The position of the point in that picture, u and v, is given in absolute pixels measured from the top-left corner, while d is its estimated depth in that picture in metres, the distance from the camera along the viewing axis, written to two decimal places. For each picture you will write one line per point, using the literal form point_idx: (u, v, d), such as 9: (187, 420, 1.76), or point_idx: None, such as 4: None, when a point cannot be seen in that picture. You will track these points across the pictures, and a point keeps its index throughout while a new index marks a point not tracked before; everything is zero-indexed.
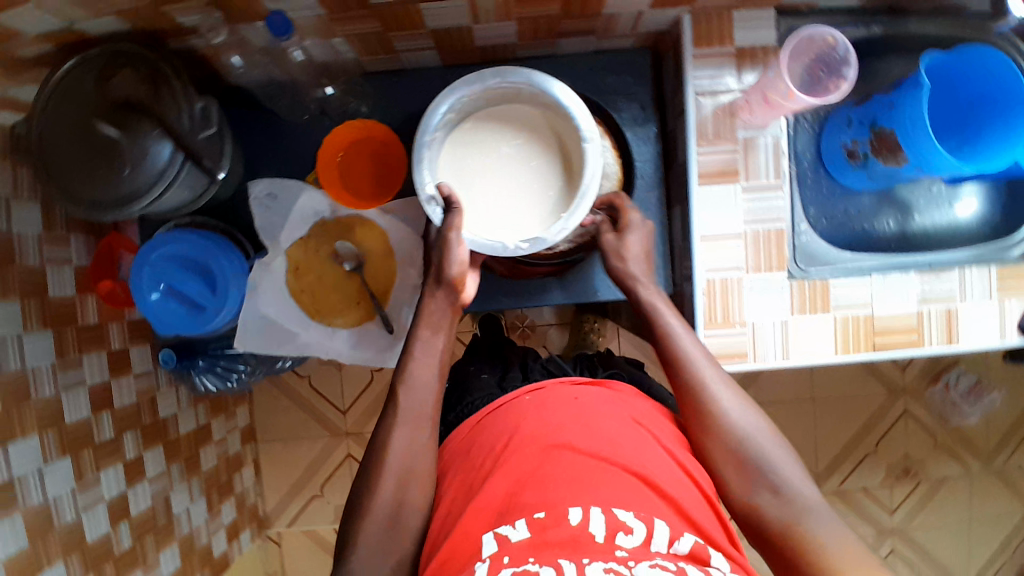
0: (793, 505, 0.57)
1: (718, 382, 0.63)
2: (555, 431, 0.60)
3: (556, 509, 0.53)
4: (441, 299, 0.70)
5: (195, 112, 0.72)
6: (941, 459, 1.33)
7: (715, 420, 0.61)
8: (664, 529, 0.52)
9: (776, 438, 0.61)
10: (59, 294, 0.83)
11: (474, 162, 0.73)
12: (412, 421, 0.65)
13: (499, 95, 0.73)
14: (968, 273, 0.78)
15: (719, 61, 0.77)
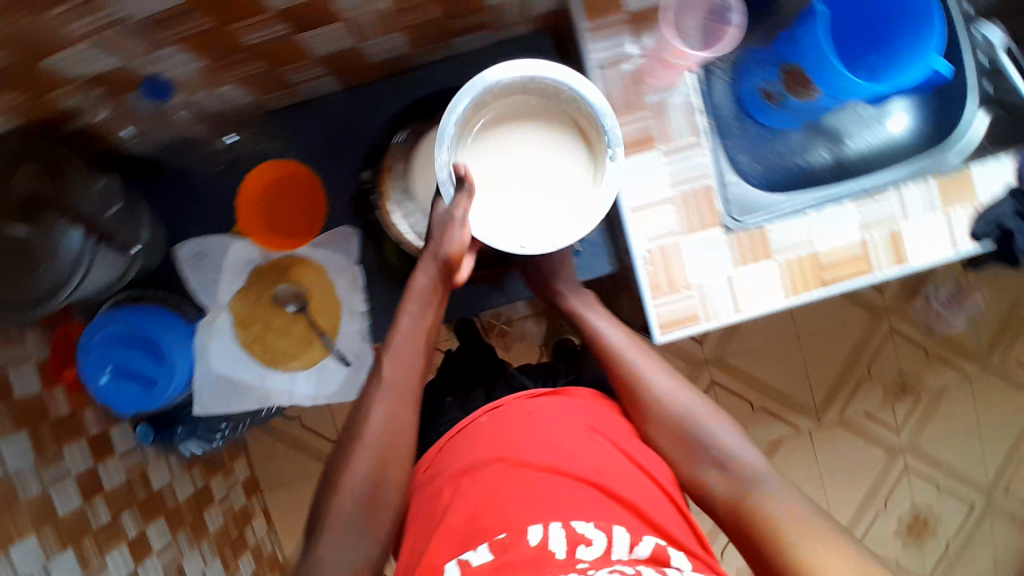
0: (739, 475, 0.58)
1: (652, 370, 0.65)
2: (509, 448, 0.60)
3: (516, 528, 0.53)
4: (428, 273, 0.66)
5: (97, 191, 0.70)
6: (937, 370, 1.32)
7: (653, 407, 0.63)
8: (624, 534, 0.53)
9: (716, 415, 0.63)
10: (25, 392, 0.83)
11: (504, 150, 0.67)
12: (394, 400, 0.63)
13: (549, 92, 0.66)
14: (906, 192, 0.77)
15: (616, 28, 0.75)
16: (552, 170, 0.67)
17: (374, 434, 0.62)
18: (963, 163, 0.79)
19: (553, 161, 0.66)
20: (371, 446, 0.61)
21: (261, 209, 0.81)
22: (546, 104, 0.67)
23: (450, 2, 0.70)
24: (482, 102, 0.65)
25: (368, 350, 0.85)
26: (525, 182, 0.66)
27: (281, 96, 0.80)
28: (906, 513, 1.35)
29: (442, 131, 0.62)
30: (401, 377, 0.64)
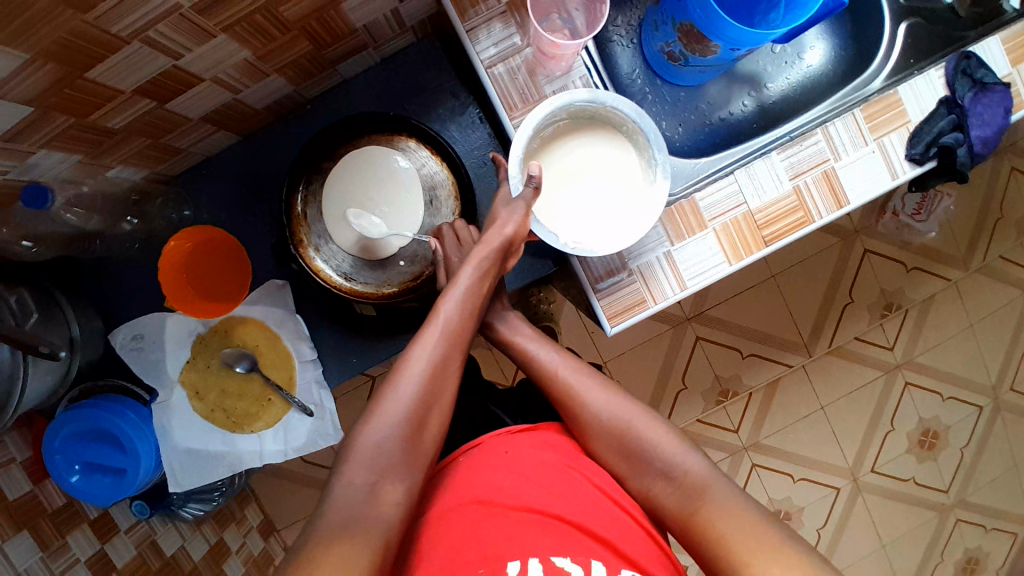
0: (685, 483, 0.59)
1: (591, 387, 0.65)
2: (477, 485, 0.58)
3: (493, 566, 0.51)
4: (499, 228, 0.67)
5: (14, 304, 0.69)
6: (919, 281, 1.30)
7: (592, 424, 0.64)
8: (602, 569, 0.52)
9: (658, 424, 0.63)
10: (16, 493, 0.84)
11: (571, 161, 0.69)
12: (454, 342, 0.63)
13: (617, 120, 0.69)
14: (830, 127, 0.73)
15: (495, 24, 0.71)
16: (605, 188, 0.69)
17: (420, 373, 0.60)
18: (887, 84, 0.75)
19: (611, 178, 0.69)
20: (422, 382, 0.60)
21: (187, 278, 0.79)
22: (611, 130, 0.70)
23: (314, 32, 0.67)
24: (557, 117, 0.69)
25: (328, 396, 0.84)
26: (582, 195, 0.69)
27: (178, 161, 0.78)
28: (916, 429, 1.34)
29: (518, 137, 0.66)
30: (456, 320, 0.64)
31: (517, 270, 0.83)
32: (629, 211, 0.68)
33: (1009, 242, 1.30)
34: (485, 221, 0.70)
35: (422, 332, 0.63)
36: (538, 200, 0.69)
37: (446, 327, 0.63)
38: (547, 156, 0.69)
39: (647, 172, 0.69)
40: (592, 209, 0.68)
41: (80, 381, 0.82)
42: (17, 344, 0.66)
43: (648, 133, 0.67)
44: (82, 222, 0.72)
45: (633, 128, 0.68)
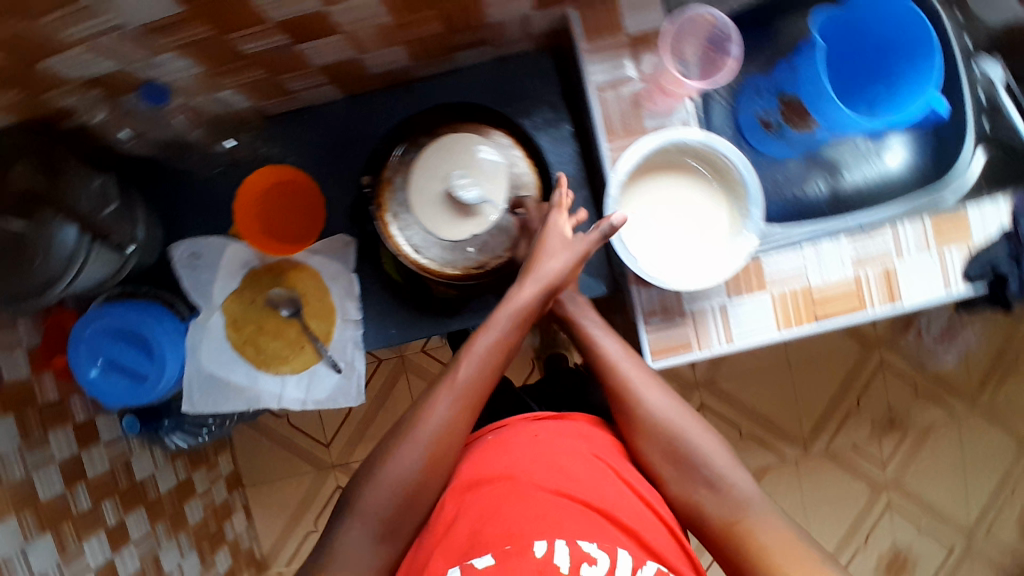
0: (729, 497, 0.62)
1: (647, 384, 0.67)
2: (515, 466, 0.61)
3: (521, 542, 0.56)
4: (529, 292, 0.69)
5: (93, 190, 0.72)
6: (926, 406, 1.33)
7: (648, 420, 0.65)
8: (627, 559, 0.56)
9: (708, 433, 0.66)
10: (12, 377, 0.87)
11: (667, 196, 0.72)
12: (461, 400, 0.65)
13: (719, 166, 0.70)
14: (900, 229, 0.77)
15: (614, 52, 0.74)
16: (690, 225, 0.71)
17: (429, 440, 0.63)
18: (959, 201, 0.79)
19: (701, 219, 0.71)
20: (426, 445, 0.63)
21: (257, 215, 0.81)
22: (710, 174, 0.71)
23: (448, 19, 0.70)
24: (665, 151, 0.71)
25: (360, 357, 0.85)
26: (670, 230, 0.71)
27: (283, 102, 0.80)
28: (887, 551, 1.35)
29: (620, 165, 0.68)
30: (470, 380, 0.66)
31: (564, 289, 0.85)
32: (718, 247, 0.69)
33: (1016, 390, 1.34)
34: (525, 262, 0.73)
35: (435, 394, 0.65)
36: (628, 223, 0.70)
37: (457, 389, 0.65)
38: (646, 185, 0.71)
39: (736, 213, 0.70)
40: (676, 244, 0.70)
41: (126, 282, 0.82)
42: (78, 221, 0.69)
43: (743, 175, 0.68)
44: (172, 124, 0.74)
45: (737, 178, 0.69)
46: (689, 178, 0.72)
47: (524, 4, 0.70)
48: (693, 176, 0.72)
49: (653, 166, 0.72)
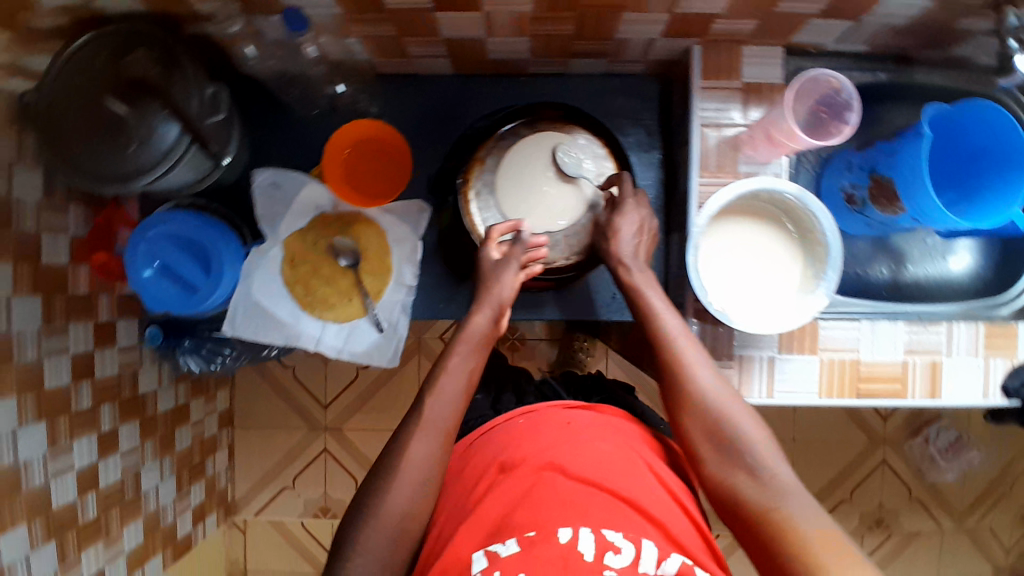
0: (770, 485, 0.58)
1: (701, 366, 0.66)
2: (548, 452, 0.64)
3: (546, 529, 0.57)
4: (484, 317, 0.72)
5: (205, 97, 0.72)
6: (915, 514, 1.34)
7: (696, 399, 0.64)
8: (652, 550, 0.57)
9: (755, 419, 0.63)
10: (51, 261, 0.86)
11: (748, 236, 0.72)
12: (431, 433, 0.65)
13: (806, 223, 0.70)
14: (955, 328, 0.78)
15: (726, 94, 0.75)
16: (765, 266, 0.72)
17: (412, 484, 0.62)
18: (1015, 317, 0.79)
19: (777, 267, 0.71)
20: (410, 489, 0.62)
21: (344, 162, 0.82)
22: (794, 224, 0.72)
23: (584, 25, 0.70)
24: (756, 194, 0.72)
25: (405, 323, 0.87)
26: (743, 269, 0.72)
27: (397, 64, 0.81)
28: None
29: (711, 203, 0.69)
30: (442, 417, 0.66)
31: (610, 305, 0.89)
32: (788, 301, 0.70)
33: (1004, 520, 1.36)
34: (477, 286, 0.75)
35: (413, 439, 0.64)
36: (706, 253, 0.71)
37: (430, 428, 0.65)
38: (730, 221, 0.72)
39: (810, 273, 0.71)
40: (749, 283, 0.71)
41: (199, 196, 0.83)
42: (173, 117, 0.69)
43: (826, 238, 0.69)
44: (289, 56, 0.75)
45: (821, 239, 0.69)
46: (772, 224, 0.73)
47: (658, 28, 0.71)
48: (777, 223, 0.72)
49: (741, 205, 0.72)
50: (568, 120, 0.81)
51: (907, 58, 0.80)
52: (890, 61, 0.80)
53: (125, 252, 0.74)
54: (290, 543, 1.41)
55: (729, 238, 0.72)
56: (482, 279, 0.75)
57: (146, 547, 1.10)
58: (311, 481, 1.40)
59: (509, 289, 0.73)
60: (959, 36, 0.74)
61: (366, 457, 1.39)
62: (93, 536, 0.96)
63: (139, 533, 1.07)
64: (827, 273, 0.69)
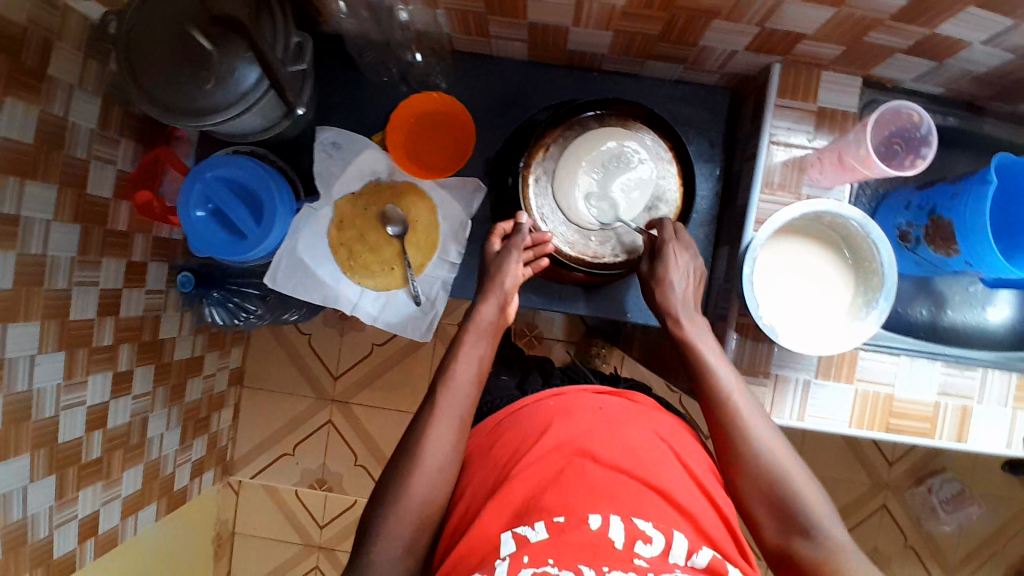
0: (826, 548, 0.59)
1: (757, 422, 0.66)
2: (580, 439, 0.64)
3: (575, 515, 0.56)
4: (491, 306, 0.74)
5: (290, 45, 0.71)
6: (908, 561, 1.33)
7: (751, 455, 0.64)
8: (683, 542, 0.56)
9: (810, 479, 0.64)
10: (95, 192, 0.85)
11: (803, 255, 0.73)
12: (449, 418, 0.66)
13: (864, 252, 0.71)
14: (989, 375, 0.79)
15: (801, 115, 0.77)
16: (817, 286, 0.73)
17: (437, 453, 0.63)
18: None
19: (827, 289, 0.73)
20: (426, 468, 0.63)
21: (409, 131, 0.83)
22: (851, 250, 0.73)
23: (672, 26, 0.71)
24: (819, 216, 0.72)
25: (442, 299, 0.87)
26: (795, 287, 0.73)
27: (476, 43, 0.82)
28: None
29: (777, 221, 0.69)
30: (462, 406, 0.67)
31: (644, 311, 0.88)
32: (835, 322, 0.72)
33: None
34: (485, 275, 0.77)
35: (433, 423, 0.65)
36: (762, 269, 0.72)
37: (452, 417, 0.66)
38: (787, 238, 0.73)
39: (861, 299, 0.72)
40: (800, 300, 0.73)
41: (259, 146, 0.85)
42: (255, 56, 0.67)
43: (882, 270, 0.70)
44: (374, 18, 0.76)
45: (876, 268, 0.71)
46: (829, 249, 0.74)
47: (745, 40, 0.72)
48: (833, 248, 0.74)
49: (801, 223, 0.73)
50: (643, 121, 0.80)
51: (977, 107, 0.81)
52: (962, 108, 0.81)
53: (181, 190, 0.74)
54: (281, 510, 1.40)
55: (785, 255, 0.73)
56: (488, 272, 0.77)
57: (143, 495, 1.08)
58: (311, 451, 1.40)
59: (514, 278, 0.75)
60: None
61: (369, 434, 1.39)
62: (93, 476, 0.93)
63: (138, 480, 1.05)
64: (879, 301, 0.70)
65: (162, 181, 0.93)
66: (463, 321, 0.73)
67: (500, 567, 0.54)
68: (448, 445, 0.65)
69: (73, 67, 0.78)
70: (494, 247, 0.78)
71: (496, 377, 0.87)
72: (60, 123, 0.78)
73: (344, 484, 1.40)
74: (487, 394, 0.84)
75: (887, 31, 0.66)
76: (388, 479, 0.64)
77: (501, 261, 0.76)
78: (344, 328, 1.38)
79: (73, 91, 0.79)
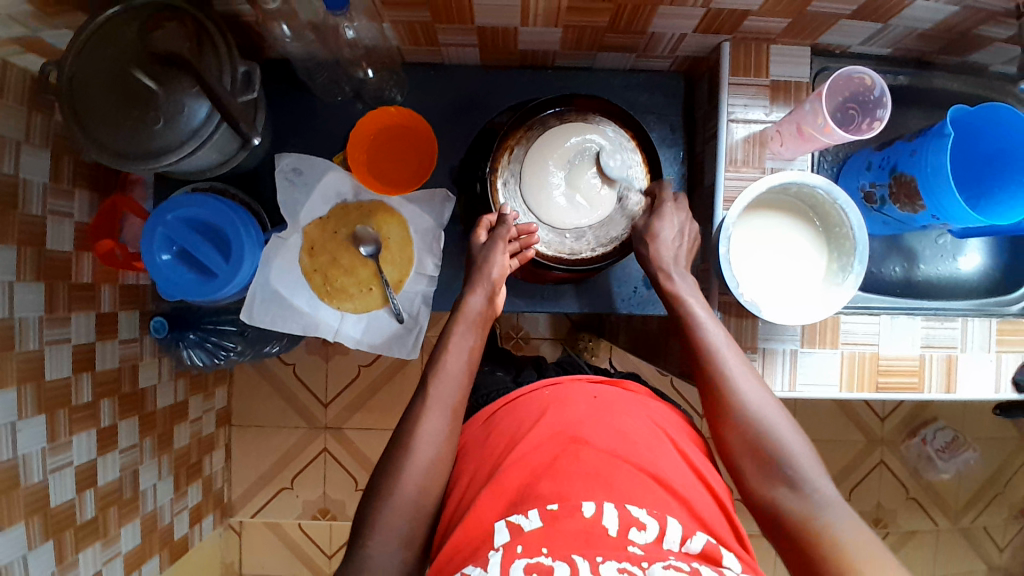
0: (811, 500, 0.58)
1: (743, 376, 0.66)
2: (576, 426, 0.64)
3: (569, 503, 0.56)
4: (479, 297, 0.75)
5: (237, 76, 0.69)
6: (912, 512, 1.35)
7: (737, 409, 0.64)
8: (677, 527, 0.56)
9: (798, 434, 0.62)
10: (56, 247, 0.83)
11: (774, 229, 0.74)
12: (444, 431, 0.65)
13: (834, 219, 0.72)
14: (970, 322, 0.80)
15: (757, 90, 0.78)
16: (792, 258, 0.73)
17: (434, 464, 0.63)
18: None
19: (802, 260, 0.74)
20: (426, 480, 0.62)
21: (370, 147, 0.82)
22: (821, 220, 0.74)
23: (620, 16, 0.71)
24: (786, 188, 0.72)
25: (425, 314, 0.86)
26: (771, 261, 0.74)
27: (427, 52, 0.81)
28: None
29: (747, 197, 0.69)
30: (455, 398, 0.67)
31: (626, 301, 0.88)
32: (813, 291, 0.73)
33: (997, 519, 1.38)
34: (472, 265, 0.77)
35: (425, 417, 0.65)
36: (737, 249, 0.73)
37: (447, 409, 0.66)
38: (758, 214, 0.74)
39: (835, 266, 0.73)
40: (777, 273, 0.73)
41: (219, 180, 0.84)
42: (203, 91, 0.66)
43: (855, 237, 0.71)
44: (321, 39, 0.74)
45: (847, 232, 0.71)
46: (800, 219, 0.74)
47: (692, 22, 0.72)
48: (803, 218, 0.74)
49: (769, 198, 0.74)
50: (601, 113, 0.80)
51: (926, 62, 0.83)
52: (911, 65, 0.83)
53: (142, 237, 0.73)
54: (287, 545, 1.38)
55: (757, 230, 0.74)
56: (475, 262, 0.77)
57: (143, 548, 1.05)
58: (310, 481, 1.37)
59: (500, 269, 0.75)
60: (976, 43, 0.76)
61: (366, 456, 1.37)
62: (90, 537, 0.91)
63: (137, 534, 1.03)
64: (855, 266, 0.70)
65: (123, 228, 0.90)
66: (452, 313, 0.73)
67: (493, 557, 0.53)
68: (440, 433, 0.65)
69: (17, 122, 0.76)
70: (481, 239, 0.78)
71: (485, 382, 0.87)
72: (10, 181, 0.75)
73: (347, 510, 1.38)
74: (478, 397, 0.84)
75: None
76: (381, 478, 0.63)
77: (487, 251, 0.75)
78: (328, 353, 1.36)
79: (20, 147, 0.76)
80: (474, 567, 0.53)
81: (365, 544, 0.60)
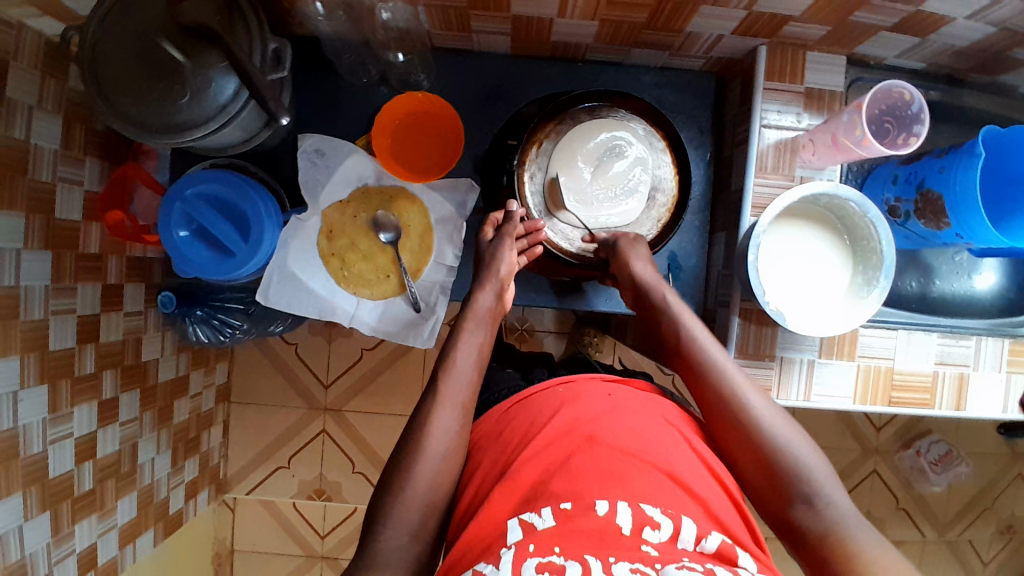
0: (830, 515, 0.58)
1: (753, 395, 0.65)
2: (591, 422, 0.63)
3: (584, 500, 0.55)
4: (488, 293, 0.74)
5: (267, 52, 0.68)
6: (901, 522, 1.38)
7: (749, 425, 0.64)
8: (691, 527, 0.55)
9: (811, 451, 0.63)
10: (64, 216, 0.81)
11: (801, 240, 0.74)
12: (460, 426, 0.65)
13: (861, 232, 0.72)
14: (983, 342, 0.81)
15: (790, 97, 0.77)
16: (818, 269, 0.74)
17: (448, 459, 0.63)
18: None
19: (826, 271, 0.74)
20: (441, 474, 0.62)
21: (394, 133, 0.80)
22: (846, 231, 0.74)
23: (660, 14, 0.70)
24: (815, 199, 0.72)
25: (442, 304, 0.85)
26: (796, 271, 0.74)
27: (458, 38, 0.80)
28: None
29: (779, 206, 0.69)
30: (466, 392, 0.67)
31: None
32: (837, 304, 0.73)
33: (983, 532, 1.41)
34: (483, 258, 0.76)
35: (438, 412, 0.65)
36: (764, 257, 0.72)
37: (461, 404, 0.66)
38: (786, 224, 0.74)
39: (859, 279, 0.73)
40: (801, 284, 0.73)
41: (237, 158, 0.83)
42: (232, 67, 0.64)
43: (881, 247, 0.71)
44: (352, 18, 0.73)
45: (874, 245, 0.71)
46: (824, 229, 0.74)
47: (730, 24, 0.71)
48: (828, 229, 0.74)
49: (798, 208, 0.74)
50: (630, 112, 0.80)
51: (958, 79, 0.83)
52: (943, 81, 0.82)
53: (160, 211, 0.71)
54: (280, 523, 1.38)
55: (785, 240, 0.73)
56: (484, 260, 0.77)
57: (138, 522, 1.04)
58: (307, 461, 1.37)
59: (509, 266, 0.75)
60: (1010, 64, 0.76)
61: (365, 440, 1.37)
62: (87, 509, 0.90)
63: (133, 507, 1.02)
64: (879, 278, 0.71)
65: (134, 200, 0.88)
66: (462, 309, 0.72)
67: (505, 555, 0.53)
68: (452, 430, 0.65)
69: (32, 85, 0.74)
70: (487, 236, 0.78)
71: (497, 376, 0.86)
72: (21, 147, 0.73)
73: (343, 492, 1.38)
74: (490, 390, 0.83)
75: (871, 10, 0.66)
76: (395, 470, 0.63)
77: (495, 249, 0.76)
78: (331, 335, 1.35)
79: (32, 112, 0.74)
80: (487, 564, 0.53)
81: (376, 535, 0.60)
